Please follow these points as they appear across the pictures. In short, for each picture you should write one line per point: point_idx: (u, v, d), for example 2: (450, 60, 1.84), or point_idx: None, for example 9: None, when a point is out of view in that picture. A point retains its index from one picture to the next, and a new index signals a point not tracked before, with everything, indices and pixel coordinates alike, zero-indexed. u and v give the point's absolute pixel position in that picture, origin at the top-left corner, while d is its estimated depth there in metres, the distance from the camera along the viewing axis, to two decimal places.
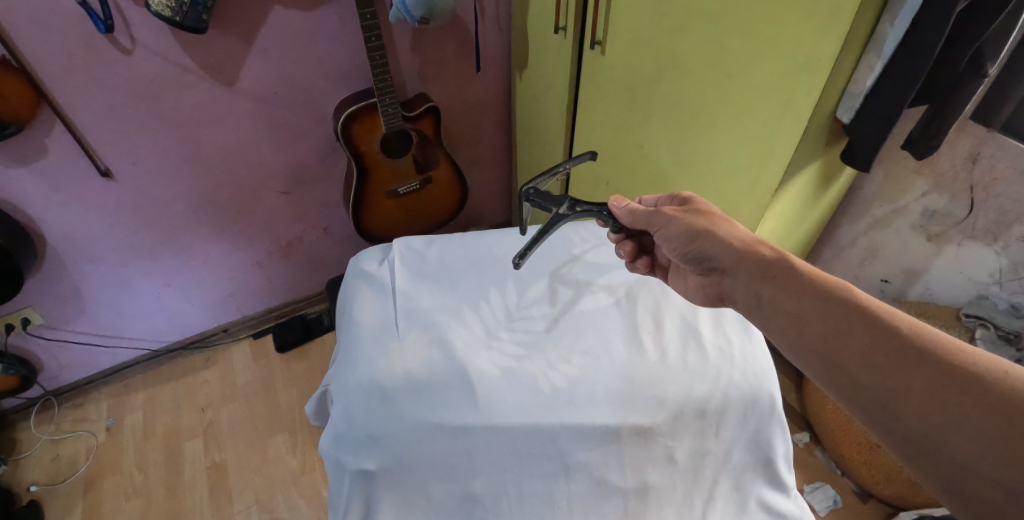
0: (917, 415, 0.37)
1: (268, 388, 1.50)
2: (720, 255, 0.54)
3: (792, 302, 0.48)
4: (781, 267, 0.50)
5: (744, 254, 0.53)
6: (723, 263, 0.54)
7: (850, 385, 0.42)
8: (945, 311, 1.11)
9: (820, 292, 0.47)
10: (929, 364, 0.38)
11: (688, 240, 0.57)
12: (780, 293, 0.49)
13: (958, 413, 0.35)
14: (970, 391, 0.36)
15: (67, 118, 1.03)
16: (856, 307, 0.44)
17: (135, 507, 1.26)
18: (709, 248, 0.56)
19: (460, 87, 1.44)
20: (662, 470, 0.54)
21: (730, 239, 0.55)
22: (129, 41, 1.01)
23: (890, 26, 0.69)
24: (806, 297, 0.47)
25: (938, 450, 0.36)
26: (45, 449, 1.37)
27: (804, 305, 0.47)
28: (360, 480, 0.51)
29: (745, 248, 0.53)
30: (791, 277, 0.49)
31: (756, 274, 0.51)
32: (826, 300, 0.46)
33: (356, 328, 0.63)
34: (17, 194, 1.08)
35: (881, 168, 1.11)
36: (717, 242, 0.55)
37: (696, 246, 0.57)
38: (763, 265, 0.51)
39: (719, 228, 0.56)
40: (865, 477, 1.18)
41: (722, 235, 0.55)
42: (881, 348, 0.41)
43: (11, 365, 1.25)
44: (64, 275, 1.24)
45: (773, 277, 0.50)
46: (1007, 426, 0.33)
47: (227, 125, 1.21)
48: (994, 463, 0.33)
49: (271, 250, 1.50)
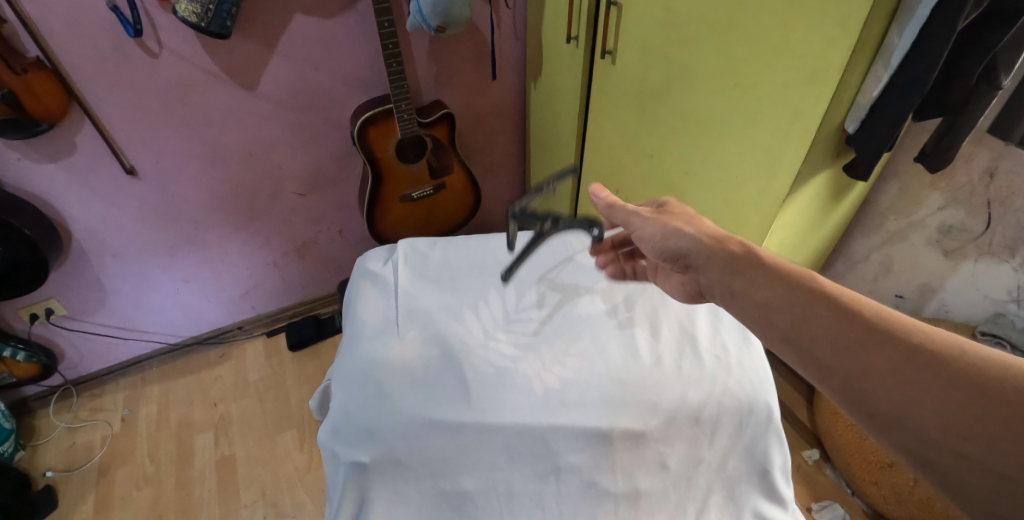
0: (883, 392, 0.37)
1: (279, 385, 1.52)
2: (693, 250, 0.54)
3: (760, 292, 0.47)
4: (749, 260, 0.50)
5: (714, 248, 0.52)
6: (696, 263, 0.54)
7: (815, 366, 0.41)
8: (960, 328, 1.09)
9: (787, 281, 0.46)
10: (891, 344, 0.38)
11: (663, 235, 0.57)
12: (749, 284, 0.48)
13: (921, 387, 0.36)
14: (930, 367, 0.36)
15: (96, 117, 1.08)
16: (820, 293, 0.44)
17: (146, 496, 1.29)
18: (681, 244, 0.55)
19: (475, 95, 1.46)
20: (653, 476, 0.55)
21: (704, 237, 0.54)
22: (157, 45, 1.05)
23: (898, 36, 0.69)
24: (774, 286, 0.47)
25: (901, 424, 0.36)
26: (62, 436, 1.41)
27: (774, 295, 0.46)
28: (354, 472, 0.52)
29: (716, 244, 0.53)
30: (759, 269, 0.49)
31: (725, 270, 0.50)
32: (796, 290, 0.45)
33: (359, 325, 0.64)
34: (45, 188, 1.13)
35: (896, 181, 1.10)
36: (690, 238, 0.55)
37: (670, 241, 0.56)
38: (731, 257, 0.51)
39: (693, 227, 0.56)
40: (876, 497, 1.15)
41: (695, 233, 0.55)
42: (846, 331, 0.40)
43: (33, 353, 1.31)
44: (87, 268, 1.29)
45: (742, 269, 0.49)
46: (961, 398, 0.34)
47: (247, 127, 1.25)
48: (956, 436, 0.34)
49: (287, 250, 1.53)
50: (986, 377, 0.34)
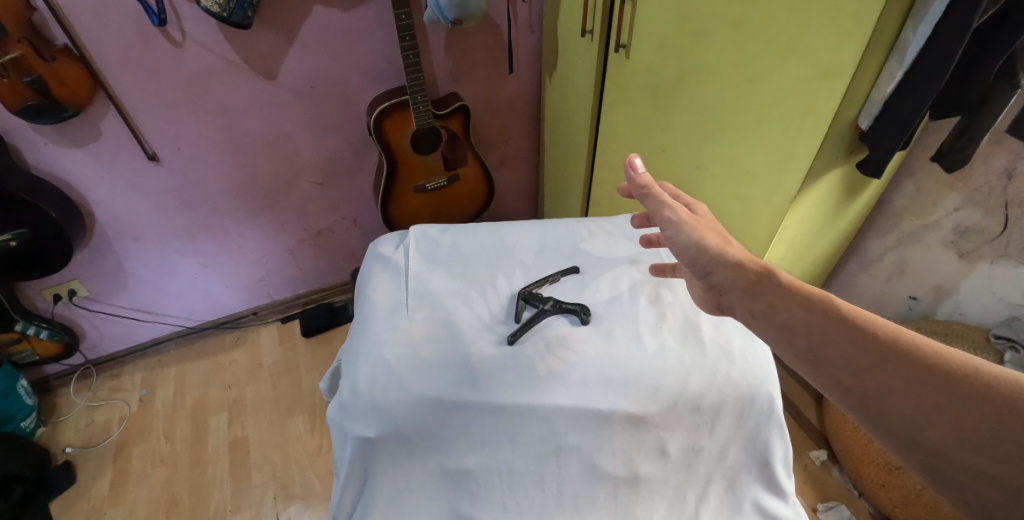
0: (900, 412, 0.38)
1: (291, 370, 1.56)
2: (722, 272, 0.52)
3: (779, 314, 0.46)
4: (769, 283, 0.49)
5: (741, 272, 0.51)
6: (720, 282, 0.52)
7: (835, 389, 0.41)
8: (975, 331, 1.06)
9: (804, 302, 0.46)
10: (907, 366, 0.39)
11: (696, 251, 0.55)
12: (768, 306, 0.47)
13: (938, 409, 0.36)
14: (946, 388, 0.37)
15: (120, 104, 1.11)
16: (836, 316, 0.44)
17: (161, 474, 1.33)
18: (713, 263, 0.53)
19: (491, 87, 1.47)
20: (652, 461, 0.56)
21: (734, 259, 0.53)
22: (180, 34, 1.08)
23: (913, 32, 0.68)
24: (791, 308, 0.46)
25: (916, 441, 0.37)
26: (81, 414, 1.45)
27: (790, 316, 0.46)
28: (360, 446, 0.53)
29: (741, 265, 0.52)
30: (777, 291, 0.48)
31: (747, 293, 0.49)
32: (813, 311, 0.45)
33: (369, 305, 0.65)
34: (70, 172, 1.16)
35: (912, 181, 1.09)
36: (722, 262, 0.53)
37: (702, 261, 0.54)
38: (753, 280, 0.50)
39: (727, 247, 0.54)
40: (883, 499, 1.14)
41: (728, 256, 0.53)
42: (862, 354, 0.41)
43: (55, 332, 1.36)
44: (109, 250, 1.33)
45: (762, 292, 0.49)
46: (976, 417, 0.35)
47: (266, 116, 1.27)
48: (970, 453, 0.34)
49: (302, 238, 1.56)
50: (1000, 395, 0.35)
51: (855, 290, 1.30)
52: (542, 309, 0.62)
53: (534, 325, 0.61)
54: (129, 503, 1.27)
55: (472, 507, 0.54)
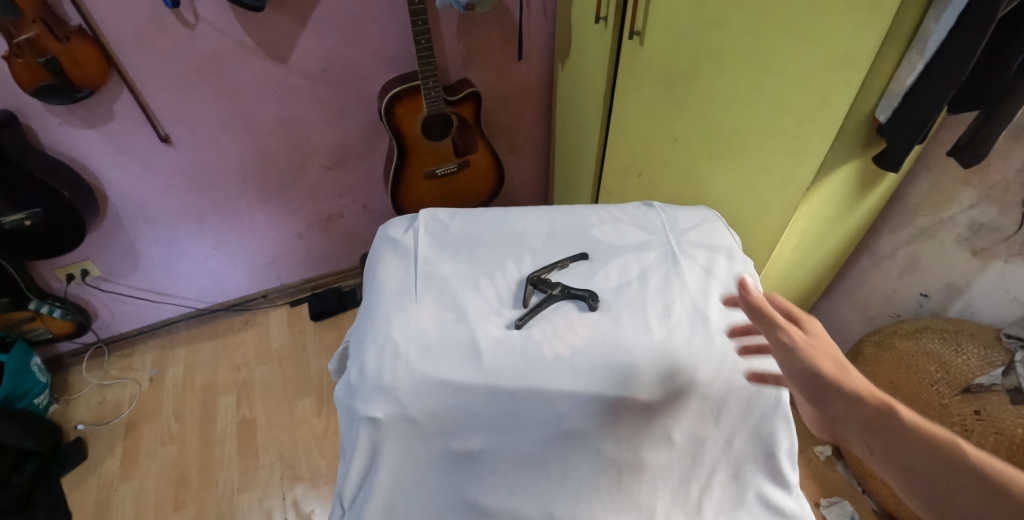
0: None
1: (299, 353, 1.57)
2: (843, 408, 0.46)
3: (902, 462, 0.42)
4: (891, 420, 0.44)
5: (862, 407, 0.45)
6: (837, 416, 0.46)
7: None
8: (987, 331, 1.01)
9: (931, 446, 0.42)
10: None
11: (812, 380, 0.48)
12: (889, 448, 0.43)
13: None
14: None
15: (133, 85, 1.11)
16: (970, 467, 0.40)
17: (170, 452, 1.35)
18: (832, 398, 0.47)
19: (503, 74, 1.46)
20: (657, 449, 0.56)
21: (856, 393, 0.46)
22: (193, 16, 1.08)
23: (935, 22, 0.66)
24: (916, 454, 0.42)
25: None
26: (93, 392, 1.48)
27: (916, 464, 0.42)
28: (367, 427, 0.54)
29: (863, 399, 0.46)
30: (900, 432, 0.43)
31: (866, 431, 0.44)
32: (941, 459, 0.41)
33: (378, 287, 0.65)
34: (84, 153, 1.17)
35: (928, 175, 1.08)
36: (842, 399, 0.46)
37: (821, 392, 0.47)
38: (872, 418, 0.45)
39: (848, 376, 0.47)
40: (887, 497, 1.13)
41: (850, 388, 0.46)
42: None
43: (68, 310, 1.39)
44: (122, 231, 1.34)
45: (882, 432, 0.44)
46: None
47: (278, 100, 1.27)
48: None
49: (312, 222, 1.57)
50: None
51: (866, 285, 1.30)
52: (550, 294, 0.62)
53: (542, 310, 0.61)
54: (139, 480, 1.30)
55: (477, 491, 0.54)
